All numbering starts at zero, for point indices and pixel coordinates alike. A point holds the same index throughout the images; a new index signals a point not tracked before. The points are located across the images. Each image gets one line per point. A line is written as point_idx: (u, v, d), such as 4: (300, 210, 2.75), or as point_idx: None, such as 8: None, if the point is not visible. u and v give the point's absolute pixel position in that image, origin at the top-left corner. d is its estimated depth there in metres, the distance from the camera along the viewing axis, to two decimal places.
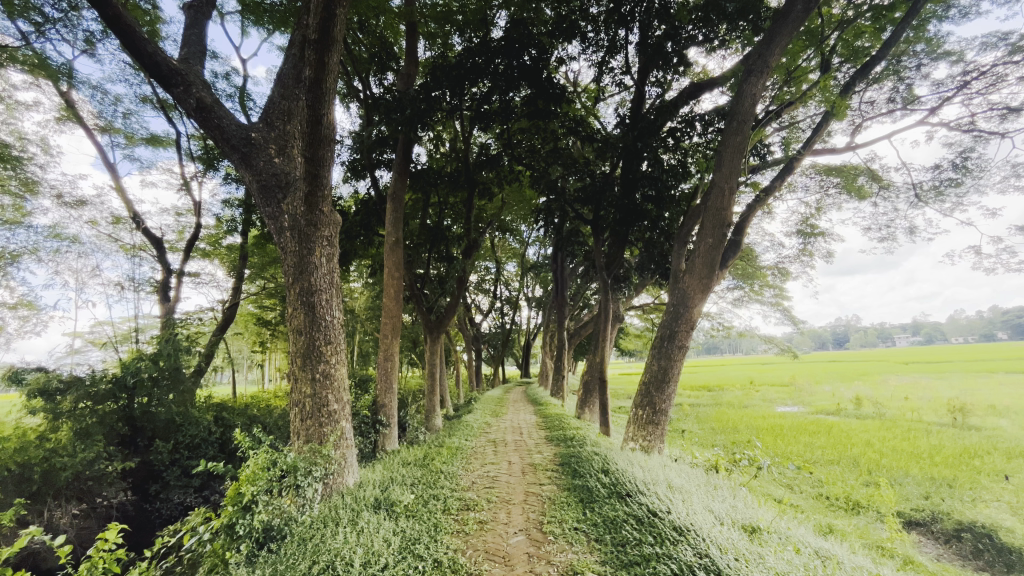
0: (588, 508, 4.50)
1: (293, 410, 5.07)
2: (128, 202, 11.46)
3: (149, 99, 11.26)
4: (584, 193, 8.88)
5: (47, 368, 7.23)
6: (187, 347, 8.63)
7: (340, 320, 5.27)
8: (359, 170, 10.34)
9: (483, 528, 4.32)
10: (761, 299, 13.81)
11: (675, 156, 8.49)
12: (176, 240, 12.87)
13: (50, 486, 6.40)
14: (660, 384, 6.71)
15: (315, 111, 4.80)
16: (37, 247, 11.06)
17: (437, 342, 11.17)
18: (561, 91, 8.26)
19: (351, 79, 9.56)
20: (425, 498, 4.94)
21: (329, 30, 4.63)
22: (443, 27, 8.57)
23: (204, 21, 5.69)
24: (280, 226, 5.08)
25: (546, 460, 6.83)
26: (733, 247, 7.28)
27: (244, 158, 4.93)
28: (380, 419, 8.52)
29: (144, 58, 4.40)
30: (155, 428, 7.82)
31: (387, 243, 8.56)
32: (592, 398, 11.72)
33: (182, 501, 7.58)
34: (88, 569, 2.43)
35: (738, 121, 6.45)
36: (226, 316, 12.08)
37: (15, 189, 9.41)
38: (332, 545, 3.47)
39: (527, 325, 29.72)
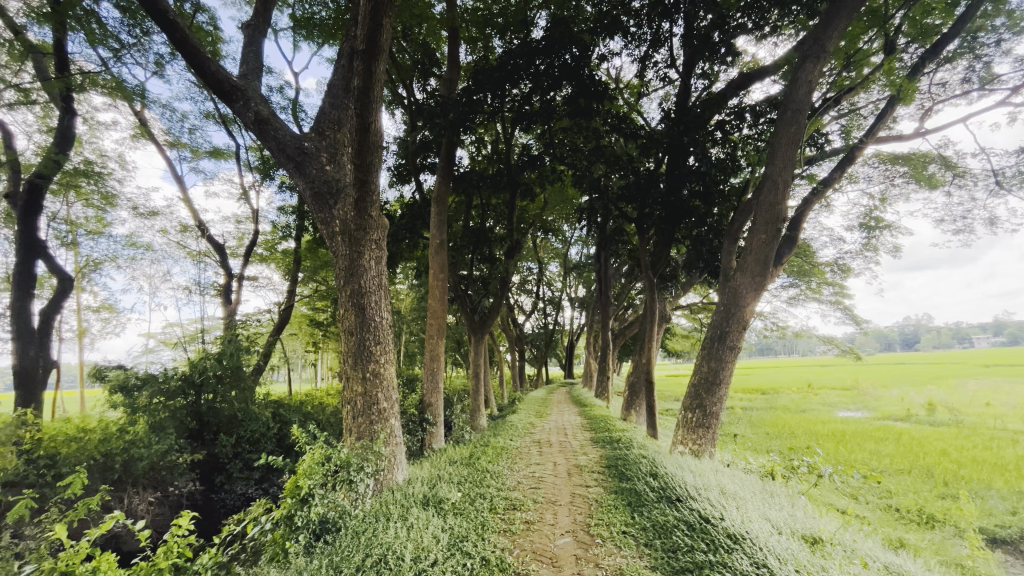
0: (637, 512, 4.40)
1: (345, 408, 5.27)
2: (194, 211, 12.32)
3: (211, 115, 12.05)
4: (627, 192, 8.71)
5: (126, 366, 7.82)
6: (247, 346, 9.19)
7: (389, 321, 5.42)
8: (405, 174, 10.67)
9: (530, 528, 4.33)
10: (818, 297, 13.05)
11: (724, 150, 8.20)
12: (237, 246, 13.71)
13: (129, 474, 6.88)
14: (710, 386, 6.48)
15: (362, 120, 5.00)
16: (116, 255, 12.07)
17: (481, 343, 11.27)
18: (604, 88, 8.13)
19: (396, 87, 9.80)
20: (472, 497, 4.99)
21: (375, 39, 4.76)
22: (484, 31, 8.70)
23: (260, 39, 6.04)
24: (332, 231, 5.26)
25: (592, 462, 6.74)
26: (788, 243, 6.93)
27: (298, 167, 5.16)
28: (426, 418, 8.71)
29: (210, 77, 4.76)
30: (219, 423, 8.42)
31: (432, 246, 8.72)
32: (638, 399, 11.47)
33: (244, 493, 8.20)
34: (164, 554, 2.63)
35: (792, 110, 6.14)
36: (282, 317, 12.74)
37: (98, 202, 10.31)
38: (384, 540, 3.57)
39: (570, 325, 29.49)
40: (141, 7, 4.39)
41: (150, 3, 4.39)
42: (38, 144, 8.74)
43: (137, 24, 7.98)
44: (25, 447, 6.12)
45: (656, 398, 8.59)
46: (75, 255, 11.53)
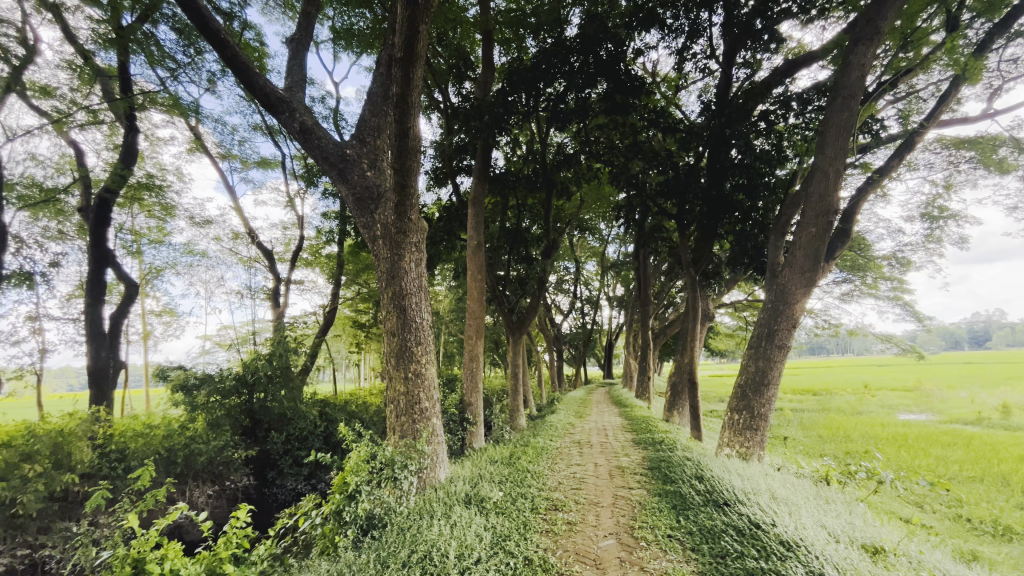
0: (683, 515, 4.29)
1: (389, 407, 5.40)
2: (245, 219, 12.96)
3: (260, 127, 12.64)
4: (667, 188, 8.51)
5: (186, 367, 8.29)
6: (295, 347, 9.56)
7: (429, 322, 5.52)
8: (442, 177, 10.84)
9: (572, 529, 4.30)
10: (874, 293, 12.26)
11: (768, 141, 7.89)
12: (284, 251, 14.33)
13: (190, 468, 7.30)
14: (758, 387, 6.24)
15: (401, 125, 5.01)
16: (175, 262, 12.86)
17: (520, 343, 11.29)
18: (640, 83, 8.00)
19: (432, 92, 9.97)
20: (513, 496, 5.01)
21: (413, 46, 4.67)
22: (518, 31, 8.72)
23: (304, 52, 6.29)
24: (373, 235, 5.42)
25: (634, 463, 6.62)
26: (841, 236, 6.58)
27: (341, 174, 5.37)
28: (467, 418, 8.81)
29: (258, 90, 5.01)
30: (270, 421, 8.82)
31: (470, 247, 8.80)
32: (681, 400, 11.17)
33: (295, 488, 8.59)
34: (225, 544, 2.79)
35: (844, 96, 5.83)
36: (327, 319, 13.19)
37: (159, 213, 11.00)
38: (428, 537, 3.63)
39: (608, 325, 29.14)
40: (194, 27, 4.66)
41: (203, 23, 4.66)
42: (106, 160, 9.41)
43: (191, 44, 8.47)
44: (99, 441, 6.59)
45: (700, 398, 8.36)
46: (140, 262, 12.37)
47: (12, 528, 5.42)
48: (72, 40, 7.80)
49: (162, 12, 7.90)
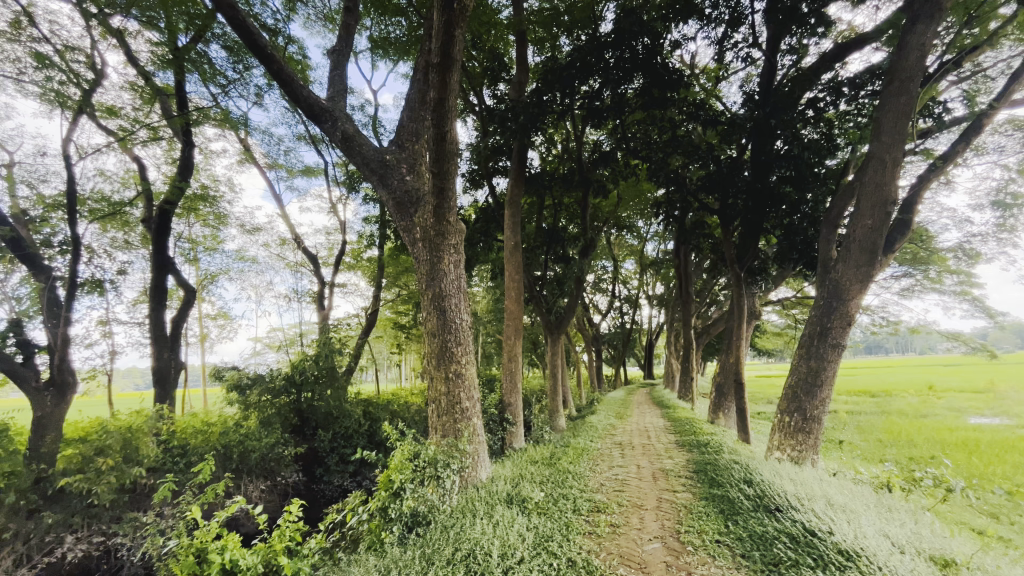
0: (731, 520, 4.15)
1: (431, 406, 5.50)
2: (291, 226, 13.53)
3: (304, 137, 13.15)
4: (708, 182, 8.26)
5: (239, 367, 8.71)
6: (339, 348, 9.89)
7: (468, 322, 5.57)
8: (478, 179, 10.95)
9: (616, 531, 4.24)
10: (937, 287, 11.46)
11: (817, 129, 7.51)
12: (328, 256, 14.86)
13: (245, 463, 7.68)
14: (811, 388, 5.96)
15: (439, 130, 5.06)
16: (228, 268, 13.57)
17: (558, 344, 11.25)
18: (679, 75, 7.78)
19: (468, 95, 10.08)
20: (555, 497, 5.00)
21: (449, 52, 4.68)
22: (551, 30, 8.69)
23: (344, 62, 6.50)
24: (413, 237, 5.54)
25: (678, 466, 6.45)
26: (900, 227, 6.18)
27: (381, 179, 5.53)
28: (506, 418, 8.85)
29: (302, 102, 5.27)
30: (317, 419, 9.15)
31: (507, 248, 8.84)
32: (727, 402, 10.79)
33: (341, 485, 8.90)
34: (280, 535, 2.96)
35: (902, 78, 5.50)
36: (369, 321, 13.56)
37: (213, 222, 11.63)
38: (471, 535, 3.66)
39: (648, 324, 28.55)
40: (243, 44, 4.92)
41: (251, 40, 4.92)
42: (165, 174, 10.01)
43: (240, 60, 8.91)
44: (163, 437, 7.03)
45: (747, 400, 8.06)
46: (196, 269, 13.13)
47: (88, 517, 5.89)
48: (135, 63, 8.36)
49: (213, 32, 8.35)
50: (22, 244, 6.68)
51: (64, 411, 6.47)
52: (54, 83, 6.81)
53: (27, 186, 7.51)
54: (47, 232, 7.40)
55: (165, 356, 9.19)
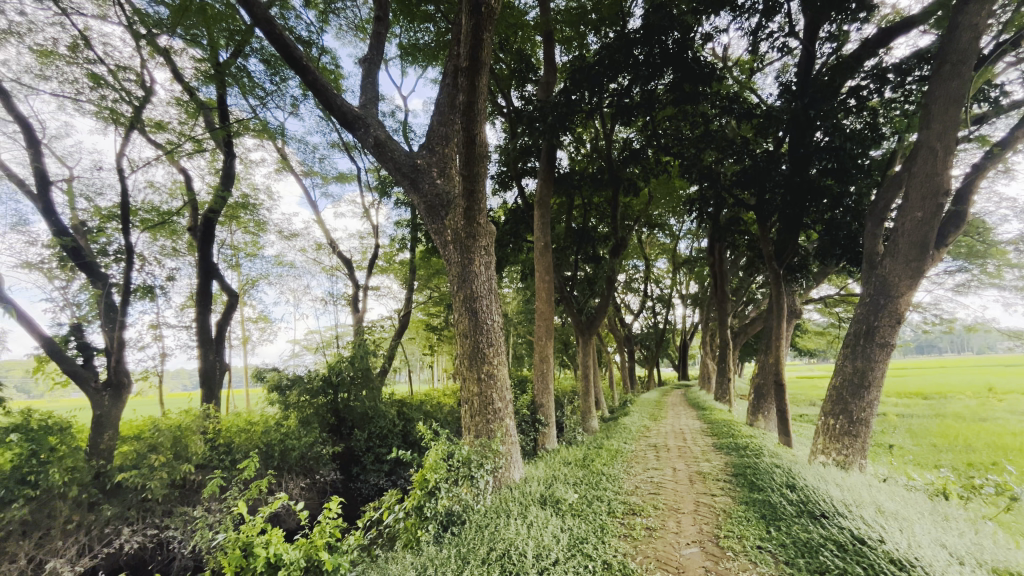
0: (774, 526, 4.01)
1: (463, 407, 5.55)
2: (326, 231, 13.93)
3: (337, 144, 13.51)
4: (744, 178, 8.02)
5: (279, 368, 9.03)
6: (373, 350, 10.11)
7: (500, 323, 5.60)
8: (507, 180, 11.00)
9: (652, 535, 4.17)
10: (997, 282, 10.75)
11: (861, 119, 7.17)
12: (361, 259, 15.23)
13: (286, 461, 7.95)
14: (858, 389, 5.69)
15: (469, 134, 5.10)
16: (267, 273, 14.09)
17: (589, 344, 11.17)
18: (711, 69, 7.62)
19: (496, 97, 10.14)
20: (589, 498, 4.96)
21: (478, 55, 4.71)
22: (579, 29, 8.65)
23: (376, 70, 6.65)
24: (444, 240, 5.61)
25: (716, 469, 6.29)
26: (954, 219, 5.84)
27: (413, 183, 5.63)
28: (538, 419, 8.84)
29: (336, 110, 5.44)
30: (353, 420, 9.37)
31: (537, 248, 8.83)
32: (766, 404, 10.44)
33: (377, 483, 9.11)
34: (320, 530, 3.06)
35: (953, 62, 5.20)
36: (402, 322, 13.79)
37: (253, 228, 12.10)
38: (506, 535, 3.67)
39: (682, 324, 27.92)
40: (280, 56, 5.11)
41: (287, 52, 5.10)
42: (209, 184, 10.46)
43: (276, 72, 9.24)
44: (209, 436, 7.36)
45: (788, 401, 7.78)
46: (239, 274, 13.70)
47: (143, 510, 6.24)
48: (180, 79, 8.79)
49: (252, 46, 8.69)
50: (81, 252, 7.14)
51: (120, 410, 6.85)
52: (108, 101, 7.25)
53: (85, 199, 8.02)
54: (103, 242, 7.88)
55: (210, 357, 9.61)
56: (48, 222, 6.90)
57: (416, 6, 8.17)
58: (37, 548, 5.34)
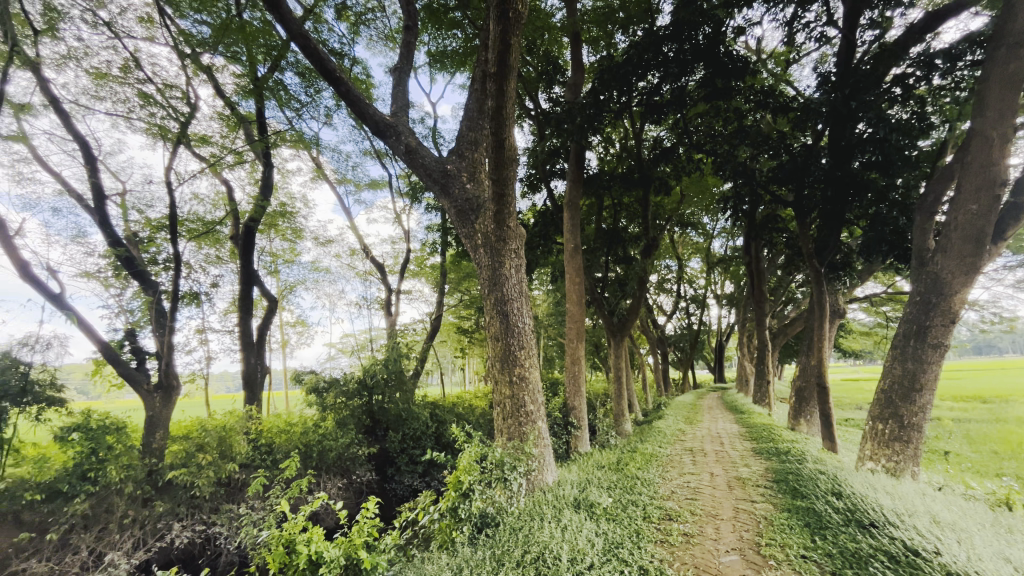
0: (819, 534, 3.85)
1: (496, 409, 5.57)
2: (360, 236, 14.29)
3: (369, 152, 13.85)
4: (781, 173, 7.76)
5: (316, 371, 9.31)
6: (406, 352, 10.30)
7: (531, 326, 5.61)
8: (535, 183, 11.01)
9: (690, 541, 4.07)
10: None
11: (907, 109, 6.78)
12: (394, 264, 15.54)
13: (324, 461, 8.17)
14: (908, 392, 5.42)
15: (498, 138, 5.15)
16: (304, 278, 14.55)
17: (621, 346, 11.03)
18: (744, 63, 7.44)
19: (523, 101, 10.18)
20: (624, 502, 4.89)
21: (505, 60, 4.75)
22: (606, 28, 8.60)
23: (406, 78, 6.79)
24: (474, 244, 5.65)
25: (756, 475, 6.09)
26: (1013, 211, 5.49)
27: (443, 188, 5.72)
28: (570, 422, 8.79)
29: (368, 119, 5.62)
30: (388, 421, 9.56)
31: (567, 250, 8.79)
32: (808, 407, 10.05)
33: (411, 484, 9.26)
34: (358, 529, 3.14)
35: (1008, 45, 4.91)
36: (433, 325, 13.98)
37: (291, 236, 12.53)
38: (540, 538, 3.67)
39: (718, 325, 27.21)
40: (315, 69, 5.31)
41: (321, 65, 5.28)
42: (249, 194, 10.90)
43: (311, 84, 9.56)
44: (252, 436, 7.65)
45: (832, 404, 7.48)
46: (278, 280, 14.21)
47: (191, 507, 6.53)
48: (222, 95, 9.21)
49: (288, 60, 9.03)
50: (134, 261, 7.57)
51: (170, 411, 7.21)
52: (156, 118, 7.67)
53: (137, 211, 8.49)
54: (154, 251, 8.32)
55: (252, 360, 9.99)
56: (104, 233, 7.35)
57: (444, 13, 8.36)
58: (97, 541, 5.67)
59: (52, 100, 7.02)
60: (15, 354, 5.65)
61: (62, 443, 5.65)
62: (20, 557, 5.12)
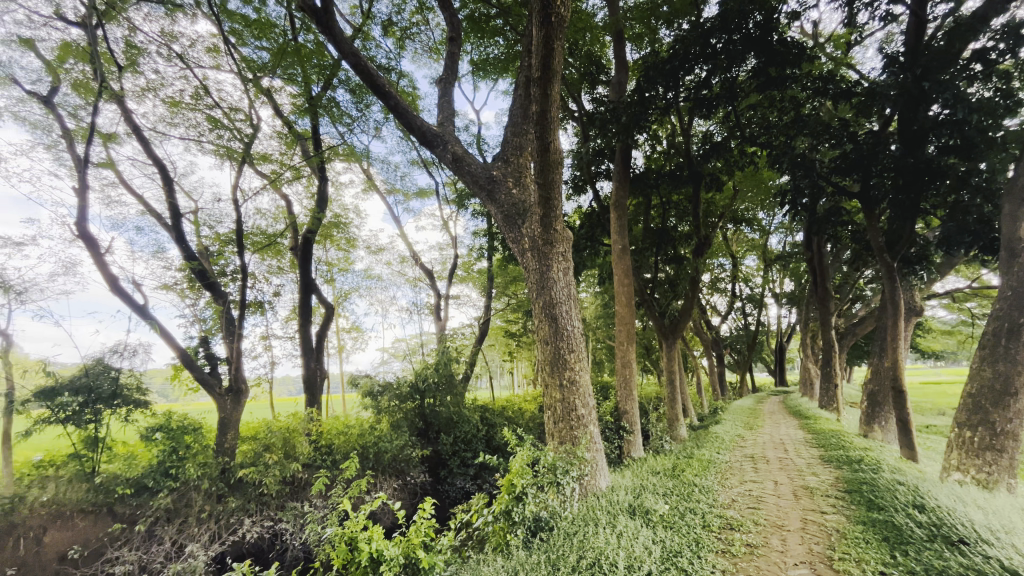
0: (900, 550, 3.56)
1: (546, 413, 5.55)
2: (409, 244, 14.72)
3: (417, 161, 14.25)
4: (844, 163, 7.28)
5: (371, 375, 9.64)
6: (456, 357, 10.48)
7: (580, 329, 5.56)
8: (580, 184, 10.94)
9: (753, 553, 3.88)
10: None
11: (988, 86, 6.15)
12: (442, 269, 15.88)
13: (380, 462, 8.45)
14: (1000, 396, 4.94)
15: (542, 142, 5.16)
16: (358, 286, 15.14)
17: (674, 348, 10.72)
18: (800, 49, 7.08)
19: (567, 102, 10.15)
20: (681, 510, 4.74)
21: (549, 64, 4.76)
22: (650, 24, 8.43)
23: (451, 88, 6.94)
24: (522, 248, 5.67)
25: (825, 484, 5.72)
26: None
27: (490, 195, 5.80)
28: (622, 426, 8.60)
29: (416, 129, 5.81)
30: (439, 424, 9.76)
31: (615, 252, 8.65)
32: (882, 412, 9.34)
33: (463, 487, 9.40)
34: (416, 530, 3.22)
35: None
36: (481, 329, 14.13)
37: (344, 245, 13.08)
38: (596, 544, 3.62)
39: (777, 325, 25.86)
40: (365, 85, 5.55)
41: (371, 81, 5.52)
42: (306, 208, 11.48)
43: (361, 100, 9.97)
44: (314, 437, 8.02)
45: (910, 409, 6.92)
46: (333, 288, 14.88)
47: (260, 503, 6.90)
48: (281, 115, 9.79)
49: (340, 78, 9.46)
50: (205, 273, 8.17)
51: (239, 412, 7.70)
52: (223, 140, 8.26)
53: (208, 227, 9.16)
54: (223, 264, 8.94)
55: (311, 365, 10.48)
56: (181, 248, 7.99)
57: (486, 22, 8.52)
58: (178, 533, 6.12)
59: (134, 128, 7.71)
60: (107, 360, 6.22)
61: (147, 442, 6.22)
62: (113, 545, 5.71)
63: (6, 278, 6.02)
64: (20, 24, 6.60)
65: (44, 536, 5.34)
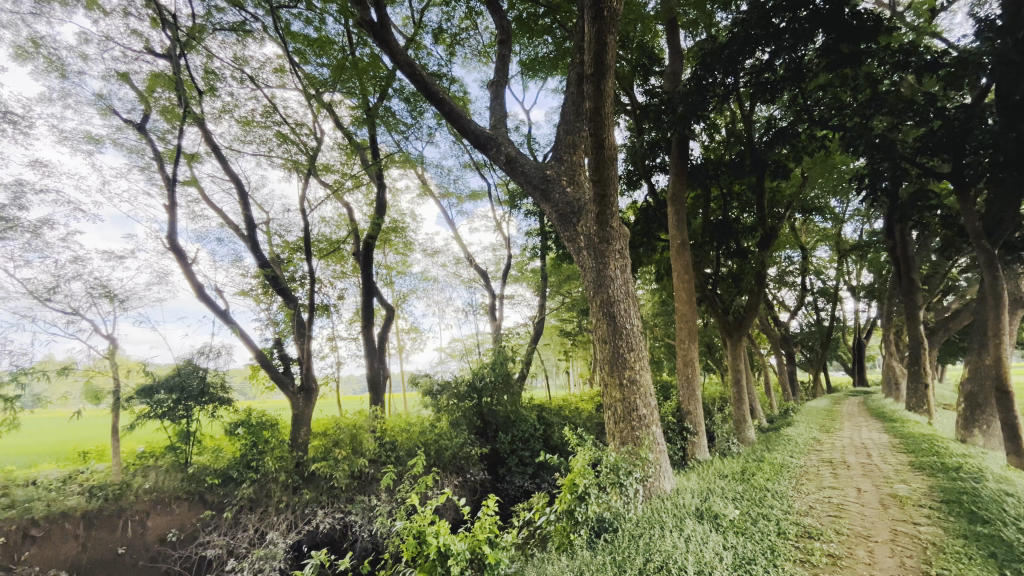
0: (1011, 568, 3.20)
1: (607, 413, 5.48)
2: (463, 246, 15.01)
3: (469, 165, 14.53)
4: (930, 142, 6.65)
5: (431, 374, 9.93)
6: (512, 356, 10.57)
7: (639, 327, 5.44)
8: (634, 179, 10.71)
9: (837, 564, 3.64)
10: None
11: None
12: (496, 270, 16.06)
13: (441, 459, 8.70)
14: None
15: (597, 138, 5.10)
16: (416, 288, 15.63)
17: (739, 346, 10.22)
18: (876, 23, 6.62)
19: (619, 97, 9.97)
20: (753, 515, 4.52)
21: (602, 59, 4.71)
22: (705, 9, 8.11)
23: (502, 90, 7.01)
24: (578, 246, 5.63)
25: (917, 493, 5.25)
26: None
27: (545, 194, 5.80)
28: (686, 427, 8.31)
29: (469, 134, 5.93)
30: (496, 423, 9.89)
31: (673, 247, 8.36)
32: (983, 415, 8.41)
33: (522, 485, 9.46)
34: (479, 526, 3.29)
35: None
36: (536, 328, 14.15)
37: (402, 249, 13.54)
38: (663, 547, 3.53)
39: (854, 321, 23.97)
40: (421, 94, 5.74)
41: (426, 89, 5.72)
42: (366, 214, 12.01)
43: (415, 108, 10.30)
44: (379, 434, 8.38)
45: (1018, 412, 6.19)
46: (393, 291, 15.46)
47: (331, 496, 7.27)
48: (342, 127, 10.32)
49: (394, 88, 9.83)
50: (278, 280, 8.76)
51: (311, 410, 8.18)
52: (291, 154, 8.81)
53: (279, 236, 9.79)
54: (293, 270, 9.54)
55: (374, 365, 10.94)
56: (255, 257, 8.62)
57: (534, 21, 8.56)
58: (260, 521, 6.57)
59: (214, 148, 8.40)
60: (196, 361, 6.81)
61: (231, 436, 6.78)
62: (205, 530, 6.24)
63: (111, 287, 6.75)
64: (117, 60, 7.37)
65: (147, 520, 5.97)
